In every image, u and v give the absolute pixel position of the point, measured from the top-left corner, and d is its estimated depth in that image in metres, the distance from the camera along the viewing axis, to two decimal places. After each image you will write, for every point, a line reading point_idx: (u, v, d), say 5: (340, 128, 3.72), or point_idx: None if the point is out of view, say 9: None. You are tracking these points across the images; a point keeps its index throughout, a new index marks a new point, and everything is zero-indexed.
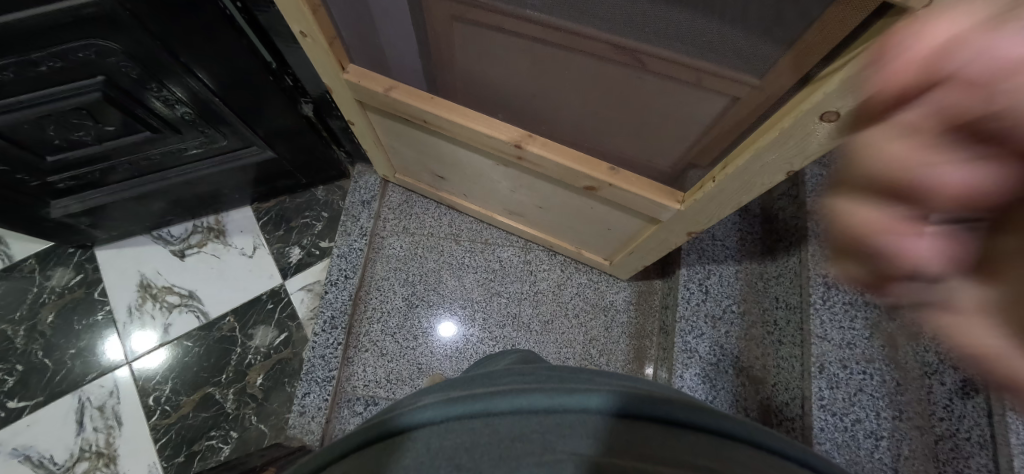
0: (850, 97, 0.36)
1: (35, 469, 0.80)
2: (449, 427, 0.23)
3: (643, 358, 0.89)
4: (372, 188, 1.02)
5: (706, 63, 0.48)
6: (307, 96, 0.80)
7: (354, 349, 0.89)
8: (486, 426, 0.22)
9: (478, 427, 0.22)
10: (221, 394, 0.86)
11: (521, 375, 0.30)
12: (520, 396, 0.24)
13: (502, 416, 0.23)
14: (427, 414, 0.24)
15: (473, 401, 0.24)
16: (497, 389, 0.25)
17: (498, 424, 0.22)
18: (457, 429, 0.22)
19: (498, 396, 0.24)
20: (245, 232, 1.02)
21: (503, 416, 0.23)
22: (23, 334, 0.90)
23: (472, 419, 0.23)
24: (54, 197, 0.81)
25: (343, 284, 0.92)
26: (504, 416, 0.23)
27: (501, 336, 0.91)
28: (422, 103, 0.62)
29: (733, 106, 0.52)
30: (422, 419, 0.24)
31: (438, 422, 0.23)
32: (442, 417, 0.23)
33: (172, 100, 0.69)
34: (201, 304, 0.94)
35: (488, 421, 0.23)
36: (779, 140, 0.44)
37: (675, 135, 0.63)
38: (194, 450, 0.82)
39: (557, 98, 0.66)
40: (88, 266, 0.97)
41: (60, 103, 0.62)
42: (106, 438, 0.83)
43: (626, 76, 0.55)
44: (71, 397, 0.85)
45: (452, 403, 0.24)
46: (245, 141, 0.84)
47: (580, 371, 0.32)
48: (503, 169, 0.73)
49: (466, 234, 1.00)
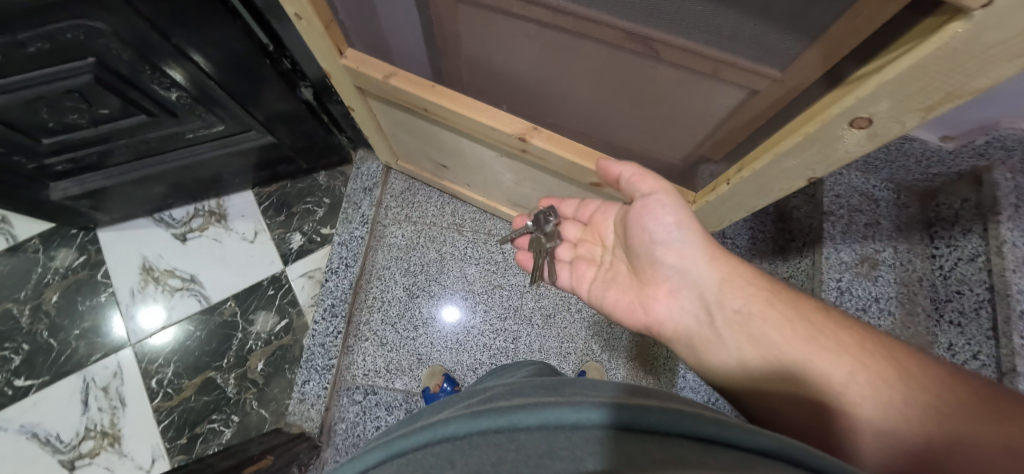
0: (885, 103, 0.33)
1: (42, 446, 0.82)
2: (474, 441, 0.22)
3: (646, 355, 0.88)
4: (374, 174, 0.99)
5: (726, 55, 0.45)
6: (306, 80, 0.78)
7: (354, 338, 0.89)
8: (512, 440, 0.22)
9: (504, 442, 0.22)
10: (223, 378, 0.87)
11: (541, 386, 0.29)
12: (544, 411, 0.23)
13: (528, 431, 0.22)
14: (450, 429, 0.23)
15: (498, 416, 0.23)
16: (520, 403, 0.24)
17: (525, 438, 0.22)
18: (482, 445, 0.22)
19: (521, 410, 0.23)
20: (246, 217, 1.01)
21: (530, 431, 0.22)
22: (28, 313, 0.91)
23: (498, 434, 0.23)
24: (53, 179, 0.81)
25: (343, 272, 0.90)
26: (530, 432, 0.22)
27: (501, 328, 0.90)
28: (422, 92, 0.59)
29: (752, 101, 0.49)
30: (447, 433, 0.23)
31: (461, 437, 0.23)
32: (465, 432, 0.23)
33: (167, 83, 0.67)
34: (202, 288, 0.94)
35: (513, 436, 0.22)
36: (804, 143, 0.41)
37: (690, 128, 0.60)
38: (197, 432, 0.83)
39: (566, 85, 0.62)
40: (91, 247, 0.97)
41: (52, 85, 0.60)
42: (110, 418, 0.84)
43: (638, 64, 0.52)
44: (76, 377, 0.87)
45: (476, 417, 0.23)
46: (244, 125, 0.82)
47: (597, 383, 0.30)
48: (507, 161, 0.70)
49: (469, 223, 0.98)
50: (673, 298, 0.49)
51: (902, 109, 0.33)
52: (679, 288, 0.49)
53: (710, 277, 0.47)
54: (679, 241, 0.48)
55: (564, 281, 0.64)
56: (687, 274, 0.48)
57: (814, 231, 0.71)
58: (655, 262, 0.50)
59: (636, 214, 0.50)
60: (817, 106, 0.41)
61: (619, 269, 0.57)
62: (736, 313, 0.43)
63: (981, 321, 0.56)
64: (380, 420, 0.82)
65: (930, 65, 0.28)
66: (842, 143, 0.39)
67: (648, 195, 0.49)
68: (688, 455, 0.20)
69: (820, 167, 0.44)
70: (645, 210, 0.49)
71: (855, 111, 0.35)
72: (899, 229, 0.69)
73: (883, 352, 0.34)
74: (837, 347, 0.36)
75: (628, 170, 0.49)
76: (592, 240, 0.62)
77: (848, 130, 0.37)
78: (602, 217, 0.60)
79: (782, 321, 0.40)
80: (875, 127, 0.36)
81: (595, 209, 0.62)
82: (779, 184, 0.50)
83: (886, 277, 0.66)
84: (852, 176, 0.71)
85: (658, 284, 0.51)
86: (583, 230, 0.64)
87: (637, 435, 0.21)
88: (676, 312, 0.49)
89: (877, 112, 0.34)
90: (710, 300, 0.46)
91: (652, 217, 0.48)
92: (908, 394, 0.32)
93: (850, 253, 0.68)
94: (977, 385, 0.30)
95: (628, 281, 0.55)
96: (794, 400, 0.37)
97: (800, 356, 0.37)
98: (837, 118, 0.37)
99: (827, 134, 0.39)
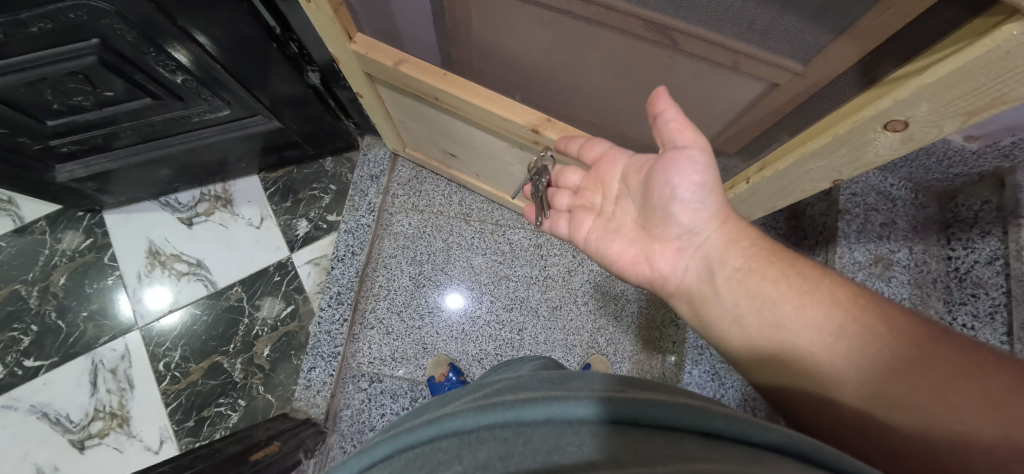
0: (925, 107, 0.32)
1: (52, 426, 0.83)
2: (481, 436, 0.22)
3: (654, 345, 0.88)
4: (381, 161, 0.98)
5: (748, 45, 0.43)
6: (313, 65, 0.76)
7: (360, 326, 0.89)
8: (520, 435, 0.22)
9: (511, 436, 0.22)
10: (229, 363, 0.88)
11: (548, 380, 0.29)
12: (551, 405, 0.23)
13: (535, 426, 0.22)
14: (456, 423, 0.23)
15: (504, 410, 0.23)
16: (527, 397, 0.24)
17: (532, 433, 0.22)
18: (489, 440, 0.21)
19: (528, 403, 0.23)
20: (252, 202, 1.00)
21: (537, 426, 0.22)
22: (36, 295, 0.91)
23: (505, 428, 0.22)
24: (58, 161, 0.81)
25: (350, 260, 0.90)
26: (538, 426, 0.22)
27: (507, 319, 0.90)
28: (433, 80, 0.57)
29: (771, 95, 0.47)
30: (454, 427, 0.23)
31: (468, 431, 0.22)
32: (472, 426, 0.23)
33: (173, 66, 0.66)
34: (209, 273, 0.94)
35: (521, 431, 0.22)
36: (832, 145, 0.40)
37: (706, 121, 0.59)
38: (204, 416, 0.84)
39: (578, 74, 0.61)
40: (97, 230, 0.96)
41: (56, 66, 0.60)
42: (119, 399, 0.85)
43: (656, 54, 0.50)
44: (85, 358, 0.87)
45: (483, 410, 0.23)
46: (249, 110, 0.80)
47: (602, 375, 0.29)
48: (518, 152, 0.68)
49: (476, 213, 0.97)
50: (680, 256, 0.44)
51: (941, 113, 0.32)
52: (687, 247, 0.43)
53: (722, 239, 0.42)
54: (700, 202, 0.41)
55: (561, 231, 0.58)
56: (697, 233, 0.42)
57: (828, 230, 0.70)
58: (666, 223, 0.44)
59: (661, 167, 0.42)
60: (849, 106, 0.40)
61: (622, 221, 0.50)
62: (736, 271, 0.40)
63: (995, 325, 0.55)
64: (386, 407, 0.83)
65: (977, 68, 0.27)
66: (872, 147, 0.38)
67: (681, 148, 0.39)
68: (696, 450, 0.19)
69: (847, 171, 0.43)
70: (672, 166, 0.40)
71: (887, 115, 0.34)
72: (915, 230, 0.67)
73: (877, 306, 0.32)
74: (830, 303, 0.33)
75: (670, 112, 0.38)
76: (594, 189, 0.55)
77: (881, 133, 0.36)
78: (609, 165, 0.52)
79: (779, 276, 0.37)
80: (911, 131, 0.35)
81: (602, 153, 0.53)
82: (802, 183, 0.48)
83: (899, 278, 0.65)
84: (871, 175, 0.69)
85: (666, 240, 0.45)
86: (584, 178, 0.56)
87: (644, 430, 0.21)
88: (678, 271, 0.44)
89: (915, 116, 0.33)
90: (714, 259, 0.41)
91: (677, 174, 0.40)
92: (895, 345, 0.30)
93: (864, 253, 0.67)
94: (960, 341, 0.29)
95: (632, 234, 0.49)
96: (787, 383, 0.34)
97: (793, 309, 0.35)
98: (871, 121, 0.36)
99: (858, 137, 0.38)
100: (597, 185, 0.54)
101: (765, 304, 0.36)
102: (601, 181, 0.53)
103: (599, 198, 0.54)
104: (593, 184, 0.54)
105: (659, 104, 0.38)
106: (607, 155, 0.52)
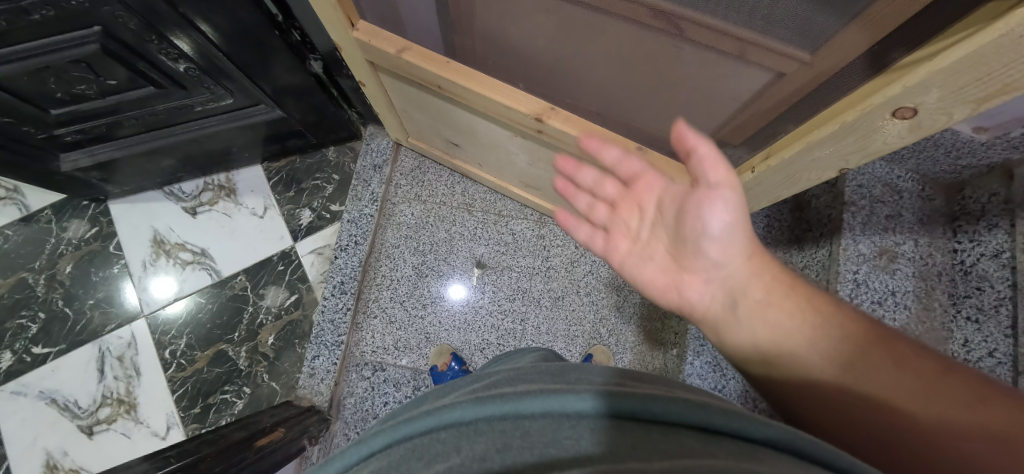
0: (935, 94, 0.31)
1: (61, 412, 0.84)
2: (479, 428, 0.22)
3: (655, 338, 0.88)
4: (384, 151, 0.98)
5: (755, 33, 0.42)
6: (316, 53, 0.75)
7: (363, 315, 0.89)
8: (517, 427, 0.22)
9: (509, 428, 0.22)
10: (234, 351, 0.89)
11: (547, 372, 0.29)
12: (549, 398, 0.23)
13: (533, 419, 0.22)
14: (455, 415, 0.23)
15: (502, 403, 0.23)
16: (526, 390, 0.24)
17: (530, 426, 0.22)
18: (487, 432, 0.22)
19: (527, 397, 0.23)
20: (255, 192, 1.00)
21: (534, 418, 0.22)
22: (43, 283, 0.92)
23: (503, 421, 0.22)
24: (62, 150, 0.81)
25: (353, 250, 0.90)
26: (535, 419, 0.22)
27: (509, 309, 0.90)
28: (436, 67, 0.56)
29: (777, 85, 0.47)
30: (451, 418, 0.23)
31: (466, 423, 0.23)
32: (471, 417, 0.23)
33: (176, 55, 0.66)
34: (213, 262, 0.95)
35: (519, 424, 0.22)
36: (838, 134, 0.40)
37: (710, 111, 0.58)
38: (209, 402, 0.85)
39: (583, 62, 0.60)
40: (102, 219, 0.97)
41: (58, 54, 0.59)
42: (126, 386, 0.86)
43: (661, 43, 0.50)
44: (92, 345, 0.88)
45: (482, 403, 0.23)
46: (252, 98, 0.80)
47: (599, 369, 0.30)
48: (522, 141, 0.66)
49: (480, 203, 0.97)
50: (707, 287, 0.41)
51: (951, 100, 0.31)
52: (713, 279, 0.40)
53: (749, 271, 0.38)
54: (733, 238, 0.37)
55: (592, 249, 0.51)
56: (721, 266, 0.39)
57: (833, 222, 0.69)
58: (697, 256, 0.40)
59: (693, 202, 0.37)
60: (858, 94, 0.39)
61: (657, 248, 0.44)
62: (756, 303, 0.38)
63: (1000, 318, 0.55)
64: (389, 396, 0.84)
65: (990, 53, 0.27)
66: (881, 136, 0.38)
67: (714, 186, 0.34)
68: (692, 444, 0.19)
69: (853, 161, 0.43)
70: (704, 202, 0.35)
71: (896, 101, 0.34)
72: (921, 222, 0.66)
73: (894, 344, 0.31)
74: (841, 333, 0.33)
75: (703, 148, 0.32)
76: (628, 208, 0.47)
77: (889, 120, 0.36)
78: (645, 186, 0.44)
79: (794, 307, 0.36)
80: (919, 118, 0.35)
81: (636, 171, 0.45)
82: (806, 172, 0.48)
83: (904, 271, 0.64)
84: (877, 166, 0.68)
85: (695, 271, 0.41)
86: (618, 193, 0.47)
87: (640, 424, 0.21)
88: (705, 300, 0.41)
89: (925, 102, 0.33)
90: (738, 289, 0.39)
91: (710, 215, 0.36)
92: (899, 373, 0.29)
93: (869, 245, 0.66)
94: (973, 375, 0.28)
95: (665, 261, 0.43)
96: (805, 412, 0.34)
97: (808, 342, 0.34)
98: (879, 108, 0.35)
99: (866, 125, 0.37)
100: (626, 210, 0.47)
101: (776, 336, 0.36)
102: (629, 206, 0.46)
103: (631, 223, 0.46)
104: (624, 208, 0.47)
105: (687, 139, 0.33)
106: (637, 177, 0.45)
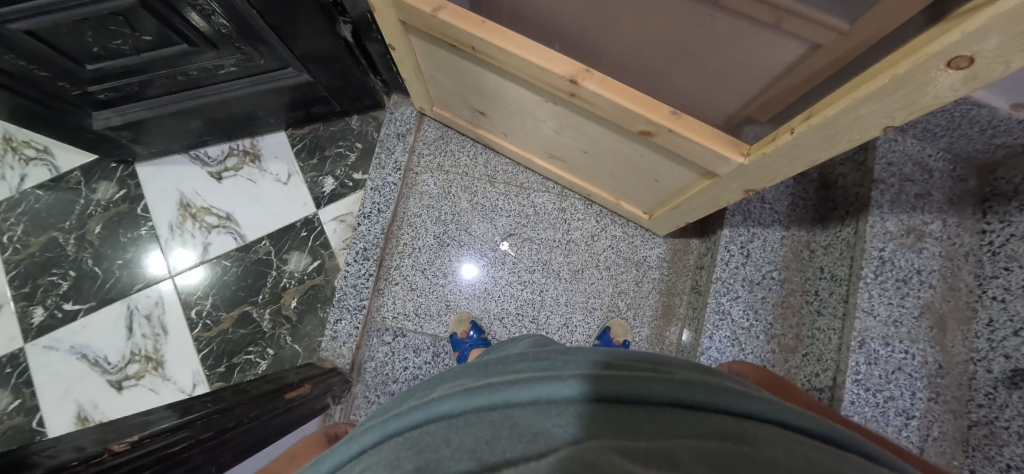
0: (996, 40, 0.26)
1: (92, 366, 0.87)
2: (468, 419, 0.23)
3: (671, 314, 0.89)
4: (408, 120, 0.98)
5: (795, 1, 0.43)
6: (346, 15, 0.75)
7: (385, 281, 0.90)
8: (505, 417, 0.23)
9: (498, 418, 0.23)
10: (259, 313, 0.90)
11: (537, 359, 0.32)
12: (537, 387, 0.25)
13: (521, 407, 0.24)
14: (445, 407, 0.24)
15: (490, 394, 0.25)
16: (512, 380, 0.26)
17: (518, 414, 0.23)
18: (476, 422, 0.23)
19: (513, 387, 0.25)
20: (279, 158, 1.01)
21: (523, 407, 0.24)
22: (73, 242, 0.95)
23: (491, 411, 0.24)
24: (95, 108, 0.82)
25: (376, 217, 0.91)
26: (524, 407, 0.24)
27: (529, 280, 0.91)
28: (472, 27, 0.55)
29: (811, 56, 0.48)
30: (441, 411, 0.24)
31: (457, 415, 0.24)
32: (460, 410, 0.24)
33: (209, 11, 0.66)
34: (238, 227, 0.96)
35: (507, 413, 0.24)
36: (885, 91, 0.34)
37: (739, 86, 0.58)
38: (235, 362, 0.87)
39: (617, 30, 0.61)
40: (130, 182, 0.98)
41: (95, 6, 0.60)
42: (153, 344, 0.88)
43: (697, 11, 0.51)
44: (121, 303, 0.91)
45: (470, 395, 0.25)
46: (281, 61, 0.80)
47: (587, 352, 0.32)
48: (552, 107, 0.65)
49: (502, 176, 0.97)
50: None
51: (1015, 46, 0.26)
52: None
53: None
54: None
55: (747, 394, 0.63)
56: None
57: (860, 199, 0.69)
58: None
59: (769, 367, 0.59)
60: (915, 43, 0.33)
61: None
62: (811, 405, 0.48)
63: None
64: (409, 361, 0.86)
65: None
66: (932, 90, 0.32)
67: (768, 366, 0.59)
68: (683, 421, 0.23)
69: (901, 118, 0.37)
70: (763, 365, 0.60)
71: (953, 49, 0.29)
72: (951, 203, 0.65)
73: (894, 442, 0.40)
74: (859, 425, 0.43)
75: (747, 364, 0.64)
76: None
77: (942, 72, 0.31)
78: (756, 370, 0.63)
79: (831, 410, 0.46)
80: (976, 68, 0.29)
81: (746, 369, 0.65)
82: (844, 138, 0.42)
83: (931, 250, 0.63)
84: (907, 143, 0.67)
85: None
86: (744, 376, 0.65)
87: (628, 406, 0.24)
88: None
89: (983, 50, 0.28)
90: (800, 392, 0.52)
91: None
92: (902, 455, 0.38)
93: (896, 223, 0.64)
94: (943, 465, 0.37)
95: None
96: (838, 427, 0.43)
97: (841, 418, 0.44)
98: (932, 58, 0.30)
99: (916, 79, 0.32)
100: None
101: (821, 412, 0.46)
102: None
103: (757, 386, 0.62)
104: None
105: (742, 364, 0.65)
106: None
